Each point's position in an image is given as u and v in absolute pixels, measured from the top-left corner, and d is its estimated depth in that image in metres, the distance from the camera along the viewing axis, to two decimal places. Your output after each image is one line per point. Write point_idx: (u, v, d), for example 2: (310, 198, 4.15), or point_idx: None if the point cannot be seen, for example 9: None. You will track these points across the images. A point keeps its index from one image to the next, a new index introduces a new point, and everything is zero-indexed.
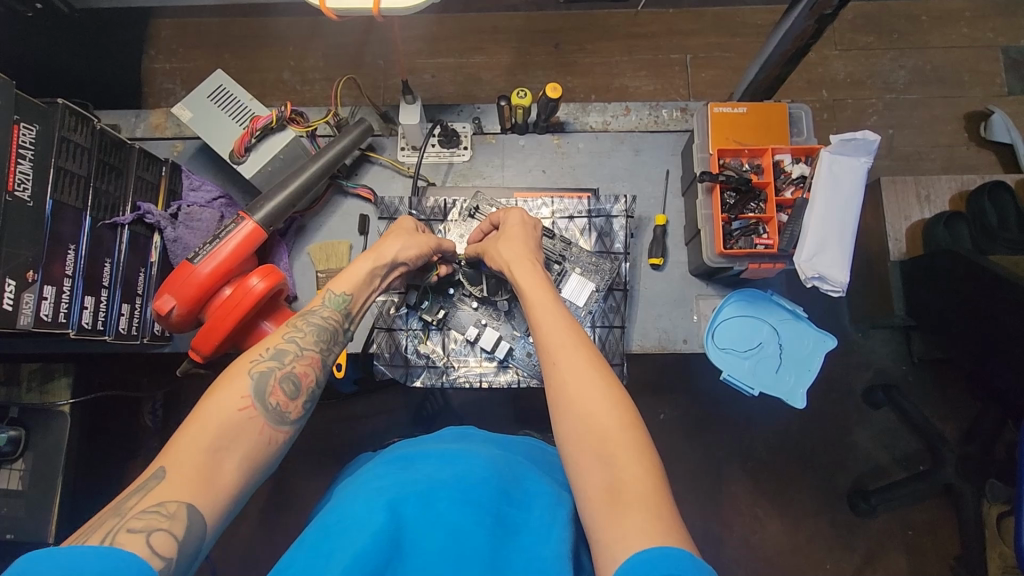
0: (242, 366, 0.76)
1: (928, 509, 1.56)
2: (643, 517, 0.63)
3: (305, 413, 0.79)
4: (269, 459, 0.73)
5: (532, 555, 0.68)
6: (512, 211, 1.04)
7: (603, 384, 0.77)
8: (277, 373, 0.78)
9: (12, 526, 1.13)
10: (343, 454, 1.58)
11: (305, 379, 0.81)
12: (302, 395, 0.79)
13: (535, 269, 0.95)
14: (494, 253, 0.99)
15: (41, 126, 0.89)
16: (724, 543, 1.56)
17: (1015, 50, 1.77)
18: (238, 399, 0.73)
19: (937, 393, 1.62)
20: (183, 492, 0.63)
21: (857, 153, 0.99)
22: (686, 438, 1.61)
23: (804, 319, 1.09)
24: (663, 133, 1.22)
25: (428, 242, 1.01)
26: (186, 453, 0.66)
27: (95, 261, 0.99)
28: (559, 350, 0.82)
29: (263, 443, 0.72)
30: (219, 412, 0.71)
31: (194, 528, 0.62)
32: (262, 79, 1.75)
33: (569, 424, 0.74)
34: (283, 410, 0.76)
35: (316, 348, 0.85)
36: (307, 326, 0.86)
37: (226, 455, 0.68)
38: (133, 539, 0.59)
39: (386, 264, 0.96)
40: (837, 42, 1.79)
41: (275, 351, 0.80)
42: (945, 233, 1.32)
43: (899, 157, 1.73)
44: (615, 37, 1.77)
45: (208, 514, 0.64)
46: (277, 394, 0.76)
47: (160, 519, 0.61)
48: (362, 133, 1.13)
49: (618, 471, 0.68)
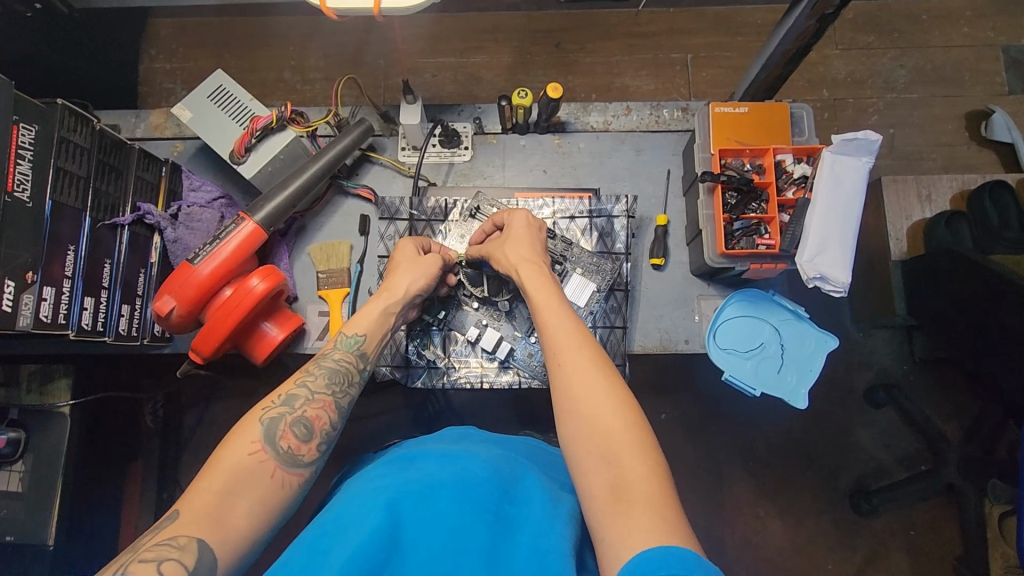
0: (255, 413, 0.77)
1: (930, 509, 1.56)
2: (646, 515, 0.63)
3: (320, 455, 0.79)
4: (285, 504, 0.73)
5: (533, 549, 0.68)
6: (516, 212, 1.03)
7: (608, 384, 0.77)
8: (287, 418, 0.78)
9: (12, 527, 1.13)
10: (343, 454, 1.58)
11: (317, 423, 0.80)
12: (315, 437, 0.79)
13: (540, 270, 0.95)
14: (499, 255, 0.99)
15: (40, 126, 0.88)
16: (726, 543, 1.56)
17: (1016, 49, 1.76)
18: (249, 444, 0.73)
19: (939, 393, 1.62)
20: (195, 528, 0.64)
21: (859, 153, 0.99)
22: (688, 438, 1.60)
23: (807, 320, 1.09)
24: (664, 133, 1.22)
25: (434, 265, 1.01)
26: (198, 495, 0.67)
27: (95, 262, 0.98)
28: (564, 351, 0.82)
29: (276, 487, 0.73)
30: (233, 457, 0.72)
31: (204, 562, 0.62)
32: (262, 79, 1.74)
33: (573, 424, 0.74)
34: (296, 453, 0.76)
35: (330, 392, 0.84)
36: (319, 369, 0.86)
37: (239, 497, 0.69)
38: (144, 568, 0.60)
39: (399, 300, 0.98)
40: (838, 41, 1.78)
41: (286, 397, 0.81)
42: (946, 232, 1.32)
43: (900, 157, 1.73)
44: (615, 37, 1.76)
45: (219, 550, 0.64)
46: (289, 438, 0.76)
47: (171, 549, 0.62)
48: (362, 134, 1.13)
49: (623, 470, 0.68)
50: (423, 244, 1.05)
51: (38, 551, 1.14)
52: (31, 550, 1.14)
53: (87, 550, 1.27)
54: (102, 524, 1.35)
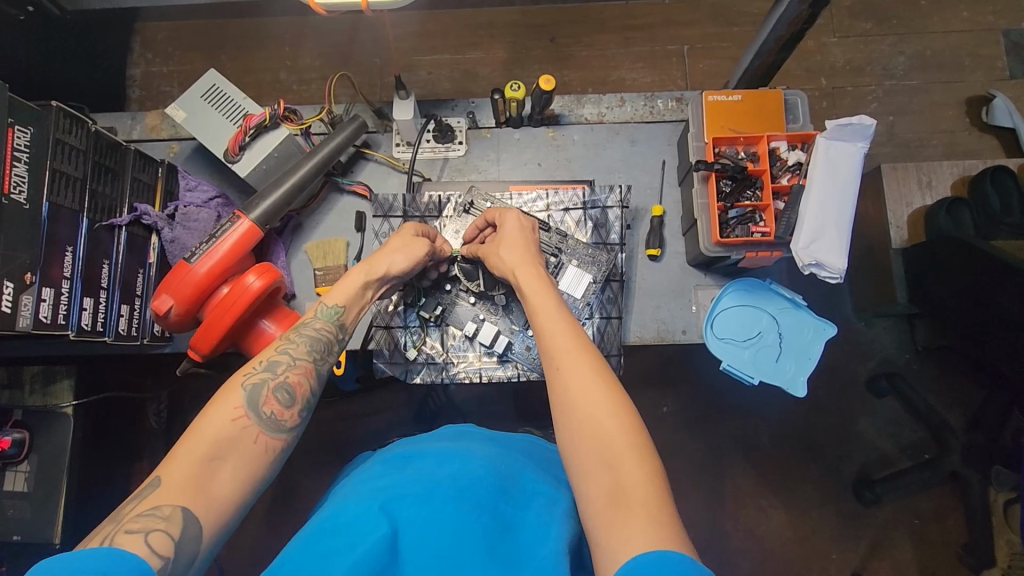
0: (236, 377, 0.78)
1: (935, 498, 1.55)
2: (643, 520, 0.63)
3: (302, 422, 0.80)
4: (267, 468, 0.74)
5: (529, 553, 0.68)
6: (510, 213, 1.03)
7: (605, 387, 0.76)
8: (270, 384, 0.79)
9: (18, 526, 1.15)
10: (346, 452, 1.59)
11: (299, 388, 0.81)
12: (298, 403, 0.80)
13: (537, 272, 0.95)
14: (494, 258, 0.99)
15: (36, 129, 0.89)
16: (729, 535, 1.56)
17: (1016, 33, 1.75)
18: (231, 410, 0.74)
19: (942, 381, 1.61)
20: (179, 497, 0.65)
21: (854, 138, 0.98)
22: (690, 430, 1.60)
23: (804, 308, 1.09)
24: (659, 123, 1.22)
25: (421, 251, 1.00)
26: (180, 463, 0.67)
27: (93, 263, 0.99)
28: (561, 355, 0.81)
29: (259, 452, 0.73)
30: (215, 423, 0.72)
31: (189, 532, 0.64)
32: (259, 79, 1.75)
33: (571, 428, 0.74)
34: (279, 419, 0.77)
35: (310, 358, 0.86)
36: (300, 337, 0.87)
37: (224, 463, 0.69)
38: (130, 539, 0.61)
39: (381, 278, 0.97)
40: (835, 29, 1.77)
41: (268, 362, 0.82)
42: (946, 219, 1.32)
43: (899, 144, 1.71)
44: (611, 30, 1.76)
45: (203, 518, 0.65)
46: (272, 403, 0.77)
47: (156, 520, 0.63)
48: (356, 130, 1.12)
49: (621, 476, 0.68)
50: (427, 232, 1.05)
51: (44, 551, 1.15)
52: (36, 550, 1.15)
53: None
54: None
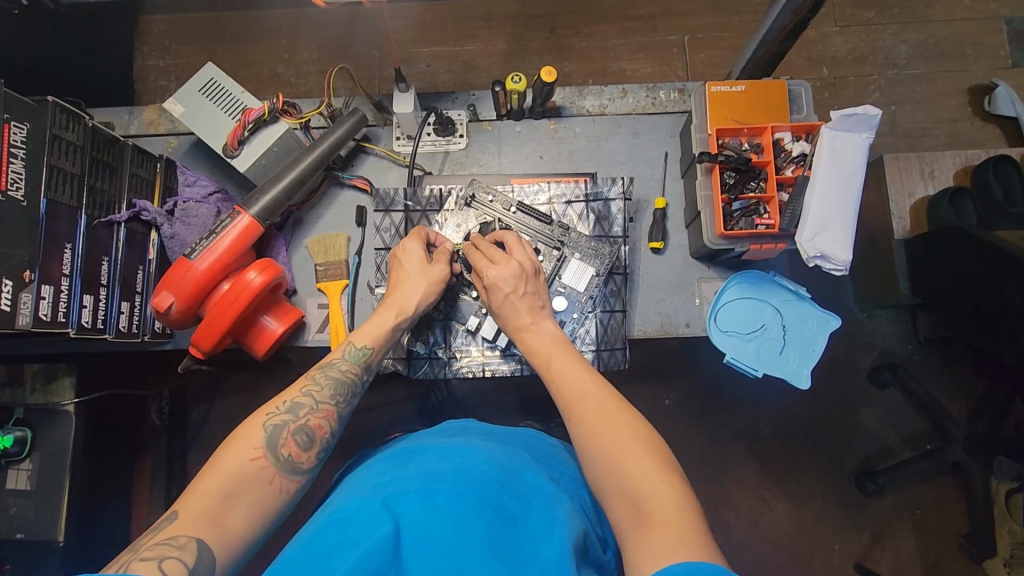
0: (258, 418, 0.78)
1: (936, 488, 1.56)
2: (670, 537, 0.62)
3: (318, 464, 0.80)
4: (280, 510, 0.74)
5: (533, 552, 0.66)
6: (491, 265, 0.97)
7: (622, 417, 0.77)
8: (290, 426, 0.79)
9: (23, 524, 1.15)
10: (348, 447, 1.58)
11: (319, 431, 0.82)
12: (316, 446, 0.80)
13: (543, 329, 0.95)
14: (496, 301, 0.97)
15: (31, 125, 0.88)
16: (731, 526, 1.56)
17: (1019, 21, 1.74)
18: (250, 450, 0.74)
19: (943, 372, 1.61)
20: (195, 528, 0.65)
21: (859, 129, 0.98)
22: (691, 422, 1.60)
23: (808, 299, 1.08)
24: (662, 114, 1.21)
25: (439, 278, 1.00)
26: (196, 498, 0.68)
27: (93, 259, 0.98)
28: (574, 394, 0.82)
29: (275, 493, 0.74)
30: (232, 462, 0.73)
31: (203, 561, 0.63)
32: (256, 73, 1.73)
33: (592, 464, 0.75)
34: (296, 461, 0.77)
35: (333, 401, 0.85)
36: (325, 379, 0.86)
37: (238, 501, 0.70)
38: (145, 565, 0.60)
39: (409, 316, 0.98)
40: (837, 18, 1.76)
41: (291, 405, 0.81)
42: (950, 210, 1.32)
43: (903, 134, 1.70)
44: (611, 20, 1.74)
45: (215, 548, 0.65)
46: (290, 445, 0.77)
47: (170, 549, 0.62)
48: (355, 124, 1.11)
49: (647, 498, 0.68)
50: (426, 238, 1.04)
51: (48, 549, 1.15)
52: (40, 548, 1.15)
53: (96, 549, 1.28)
54: (109, 523, 1.36)
